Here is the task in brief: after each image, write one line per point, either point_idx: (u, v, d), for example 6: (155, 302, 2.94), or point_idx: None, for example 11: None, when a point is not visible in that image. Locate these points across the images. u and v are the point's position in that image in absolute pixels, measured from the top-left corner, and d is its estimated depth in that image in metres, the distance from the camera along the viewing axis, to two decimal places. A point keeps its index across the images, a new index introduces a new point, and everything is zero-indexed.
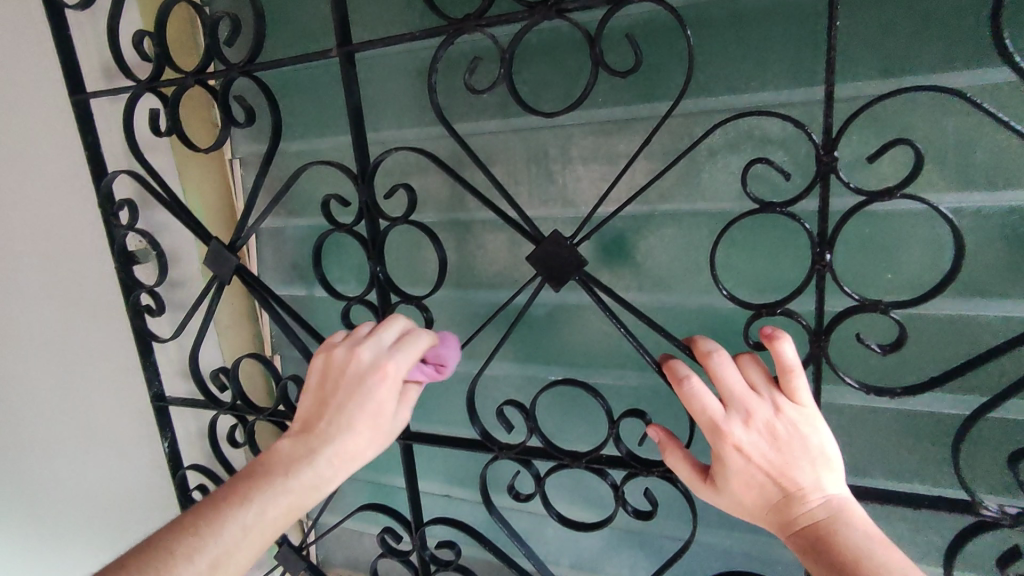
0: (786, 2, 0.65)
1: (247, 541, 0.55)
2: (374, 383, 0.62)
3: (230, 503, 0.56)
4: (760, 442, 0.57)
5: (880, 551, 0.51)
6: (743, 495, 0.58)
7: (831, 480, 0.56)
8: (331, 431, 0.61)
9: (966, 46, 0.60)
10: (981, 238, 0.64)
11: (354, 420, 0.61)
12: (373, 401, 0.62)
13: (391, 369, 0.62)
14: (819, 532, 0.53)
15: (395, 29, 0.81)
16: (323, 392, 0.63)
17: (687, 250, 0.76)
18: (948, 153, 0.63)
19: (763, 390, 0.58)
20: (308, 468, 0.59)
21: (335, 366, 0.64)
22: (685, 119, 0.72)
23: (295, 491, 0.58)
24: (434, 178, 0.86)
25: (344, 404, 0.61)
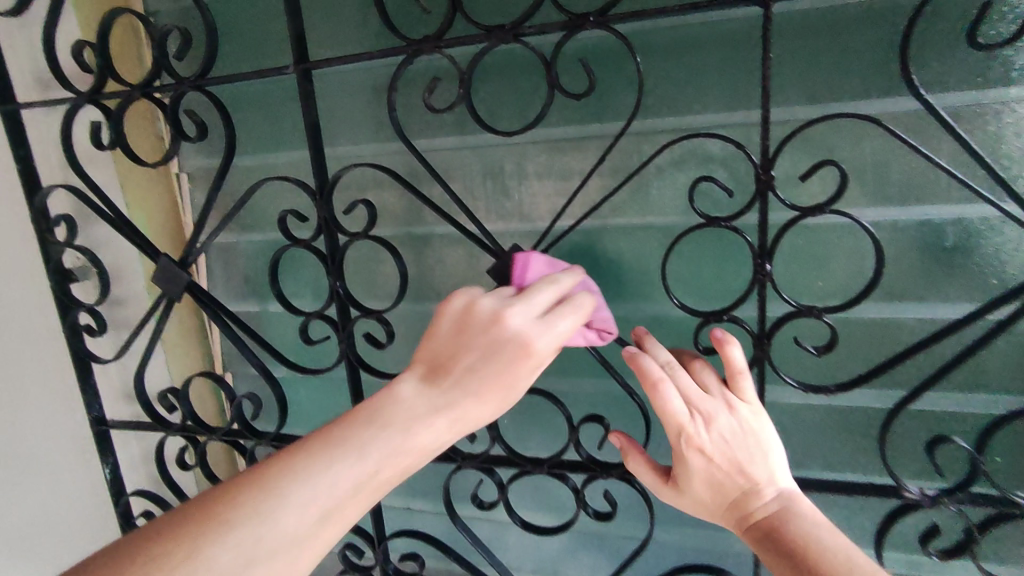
0: (724, 32, 0.70)
1: (342, 482, 0.51)
2: (512, 348, 0.56)
3: (333, 455, 0.52)
4: (718, 443, 0.61)
5: (826, 536, 0.55)
6: (703, 492, 0.62)
7: (778, 472, 0.61)
8: (457, 395, 0.56)
9: (879, 77, 0.67)
10: (898, 249, 0.71)
11: (483, 391, 0.56)
12: (506, 368, 0.56)
13: (529, 336, 0.57)
14: (772, 522, 0.58)
15: (350, 46, 0.82)
16: (450, 361, 0.56)
17: (639, 261, 0.80)
18: (867, 172, 0.69)
19: (712, 390, 0.62)
20: (420, 432, 0.54)
21: (474, 320, 0.57)
22: (635, 138, 0.76)
23: (404, 449, 0.54)
24: (392, 193, 0.87)
25: (473, 365, 0.56)
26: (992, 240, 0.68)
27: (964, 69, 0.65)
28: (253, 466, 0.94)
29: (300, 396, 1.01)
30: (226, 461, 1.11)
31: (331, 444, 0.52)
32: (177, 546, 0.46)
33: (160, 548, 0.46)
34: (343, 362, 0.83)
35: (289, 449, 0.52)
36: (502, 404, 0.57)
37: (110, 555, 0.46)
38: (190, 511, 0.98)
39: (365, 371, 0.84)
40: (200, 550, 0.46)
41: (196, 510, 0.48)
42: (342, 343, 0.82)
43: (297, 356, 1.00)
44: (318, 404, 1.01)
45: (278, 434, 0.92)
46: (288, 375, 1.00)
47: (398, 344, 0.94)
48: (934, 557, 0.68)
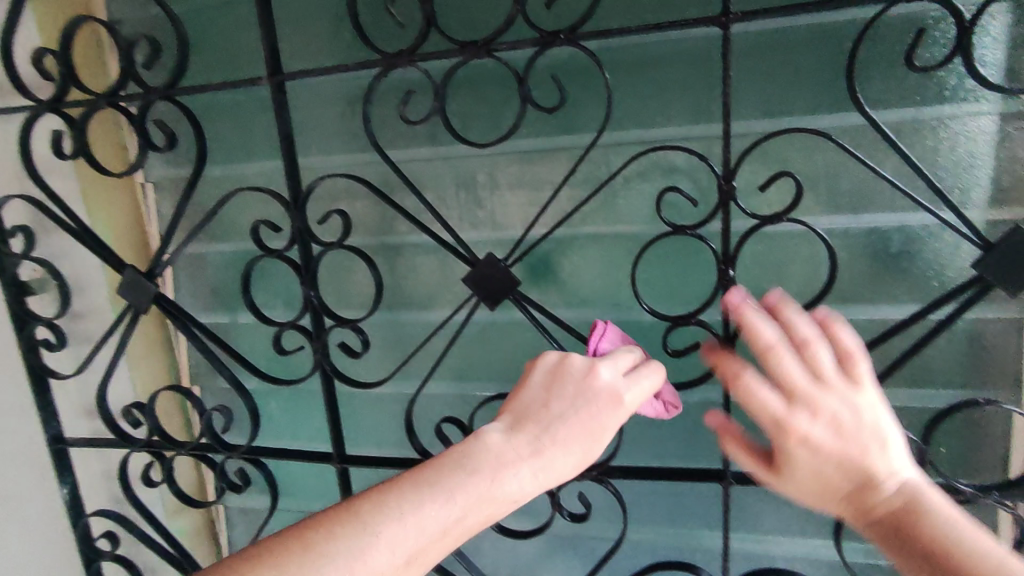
0: (686, 50, 0.73)
1: (433, 524, 0.53)
2: (601, 400, 0.61)
3: (425, 494, 0.54)
4: (829, 431, 0.57)
5: (966, 537, 0.51)
6: (811, 488, 0.58)
7: (902, 465, 0.57)
8: (542, 442, 0.58)
9: (828, 94, 0.71)
10: (849, 254, 0.75)
11: (566, 439, 0.59)
12: (592, 415, 0.60)
13: (613, 391, 0.61)
14: (902, 521, 0.54)
15: (323, 58, 0.83)
16: (541, 408, 0.60)
17: (609, 268, 0.83)
18: (820, 183, 0.74)
19: (825, 378, 0.59)
20: (509, 482, 0.56)
21: (567, 372, 0.62)
22: (603, 150, 0.79)
23: (493, 497, 0.55)
24: (365, 203, 0.88)
25: (565, 414, 0.60)
26: (933, 245, 0.73)
27: (904, 88, 0.70)
28: (223, 480, 0.93)
29: (271, 407, 1.00)
30: (194, 477, 1.08)
31: (430, 483, 0.55)
32: (282, 572, 0.48)
33: (273, 571, 0.48)
34: (318, 371, 0.83)
35: (382, 486, 0.55)
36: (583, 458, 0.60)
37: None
38: (155, 529, 0.96)
39: (339, 381, 0.84)
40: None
41: (295, 533, 0.51)
42: (317, 352, 0.82)
43: (268, 367, 0.99)
44: (290, 415, 1.00)
45: (250, 446, 0.91)
46: (258, 387, 0.99)
47: (372, 353, 0.94)
48: None
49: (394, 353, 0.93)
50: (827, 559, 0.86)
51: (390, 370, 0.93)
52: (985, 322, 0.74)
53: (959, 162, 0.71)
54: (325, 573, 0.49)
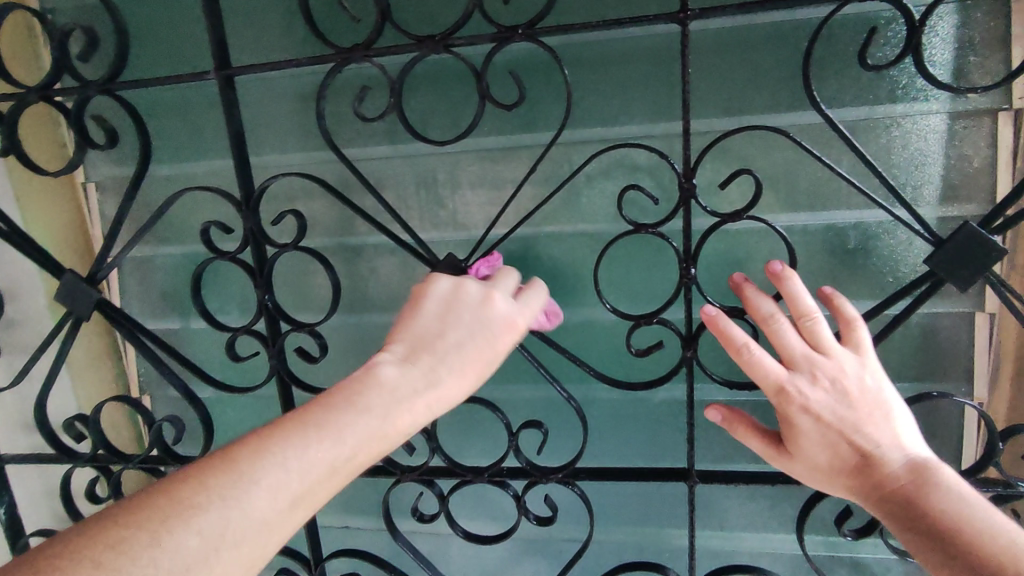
0: (646, 47, 0.73)
1: (319, 467, 0.49)
2: (498, 331, 0.58)
3: (312, 437, 0.50)
4: (830, 401, 0.60)
5: (976, 511, 0.54)
6: (820, 463, 0.61)
7: (905, 436, 0.60)
8: (439, 374, 0.55)
9: (785, 93, 0.72)
10: (807, 252, 0.76)
11: (463, 369, 0.56)
12: (487, 346, 0.57)
13: (508, 318, 0.59)
14: (908, 494, 0.57)
15: (275, 52, 0.80)
16: (434, 340, 0.56)
17: (572, 268, 0.82)
18: (778, 181, 0.75)
19: (832, 349, 0.61)
20: (400, 416, 0.53)
21: (461, 301, 0.59)
22: (565, 149, 0.78)
23: (384, 430, 0.52)
24: (322, 202, 0.85)
25: (461, 342, 0.57)
26: (888, 242, 0.74)
27: (858, 87, 0.71)
28: None
29: (227, 416, 0.96)
30: (145, 490, 1.04)
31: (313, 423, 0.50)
32: (140, 531, 0.43)
33: (129, 530, 0.43)
34: (274, 378, 0.80)
35: (263, 432, 0.50)
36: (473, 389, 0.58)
37: (63, 543, 0.42)
38: None
39: (296, 387, 0.81)
40: (165, 535, 0.43)
41: (162, 490, 0.45)
42: (272, 359, 0.79)
43: (223, 375, 0.95)
44: (247, 424, 0.96)
45: (202, 458, 0.87)
46: (213, 395, 0.95)
47: (331, 357, 0.91)
48: (850, 538, 0.73)
49: (355, 357, 0.91)
50: (791, 552, 0.87)
51: (351, 375, 0.91)
52: (938, 316, 0.76)
53: (911, 160, 0.72)
54: (193, 529, 0.44)
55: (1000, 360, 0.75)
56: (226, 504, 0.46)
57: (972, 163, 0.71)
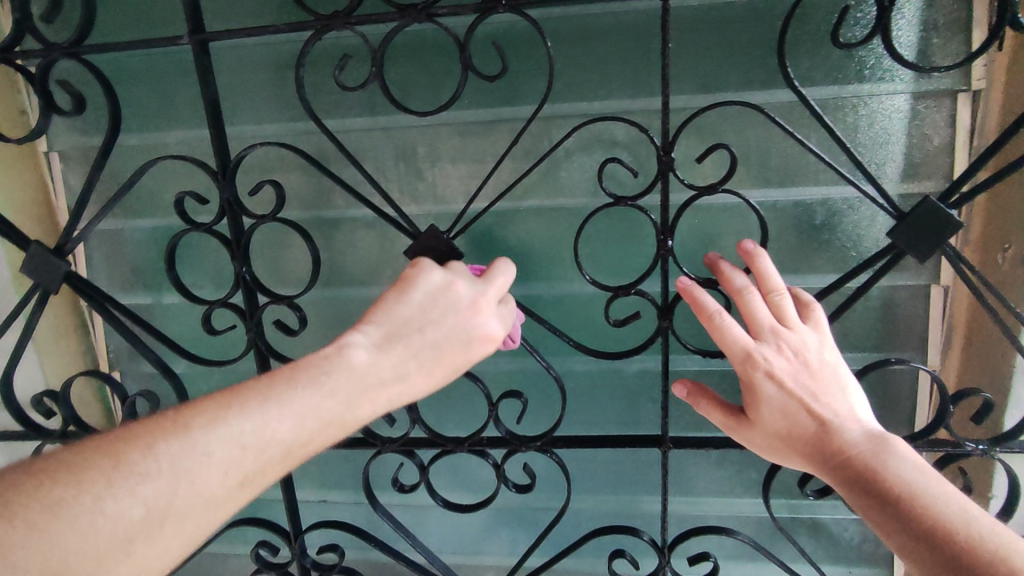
0: (625, 22, 0.74)
1: (275, 445, 0.49)
2: (476, 338, 0.58)
3: (270, 410, 0.49)
4: (792, 369, 0.63)
5: (931, 481, 0.56)
6: (780, 432, 0.63)
7: (861, 412, 0.63)
8: (410, 366, 0.55)
9: (759, 71, 0.74)
10: (778, 226, 0.79)
11: (431, 367, 0.56)
12: (460, 353, 0.58)
13: (491, 328, 0.59)
14: (864, 461, 0.59)
15: (249, 18, 0.78)
16: (409, 343, 0.56)
17: (551, 242, 0.83)
18: (751, 157, 0.77)
19: (796, 323, 0.64)
20: (360, 410, 0.54)
21: (446, 299, 0.58)
22: (545, 123, 0.79)
23: (342, 420, 0.53)
24: (299, 174, 0.84)
25: (438, 342, 0.56)
26: (853, 217, 0.78)
27: (829, 65, 0.73)
28: None
29: (202, 391, 0.95)
30: None
31: (274, 390, 0.50)
32: (79, 487, 0.42)
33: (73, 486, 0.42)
34: (251, 351, 0.79)
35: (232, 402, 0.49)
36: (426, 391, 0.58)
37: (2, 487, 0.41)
38: None
39: (275, 360, 0.81)
40: (110, 493, 0.43)
41: (119, 442, 0.45)
42: (250, 331, 0.79)
43: (199, 349, 0.94)
44: None
45: None
46: (188, 370, 0.94)
47: (310, 331, 0.91)
48: (811, 497, 0.77)
49: (333, 331, 0.91)
50: (756, 514, 0.91)
51: (329, 348, 0.90)
52: (898, 289, 0.80)
53: (876, 138, 0.75)
54: (136, 496, 0.43)
55: (953, 331, 0.80)
56: (177, 464, 0.45)
57: (932, 141, 0.75)
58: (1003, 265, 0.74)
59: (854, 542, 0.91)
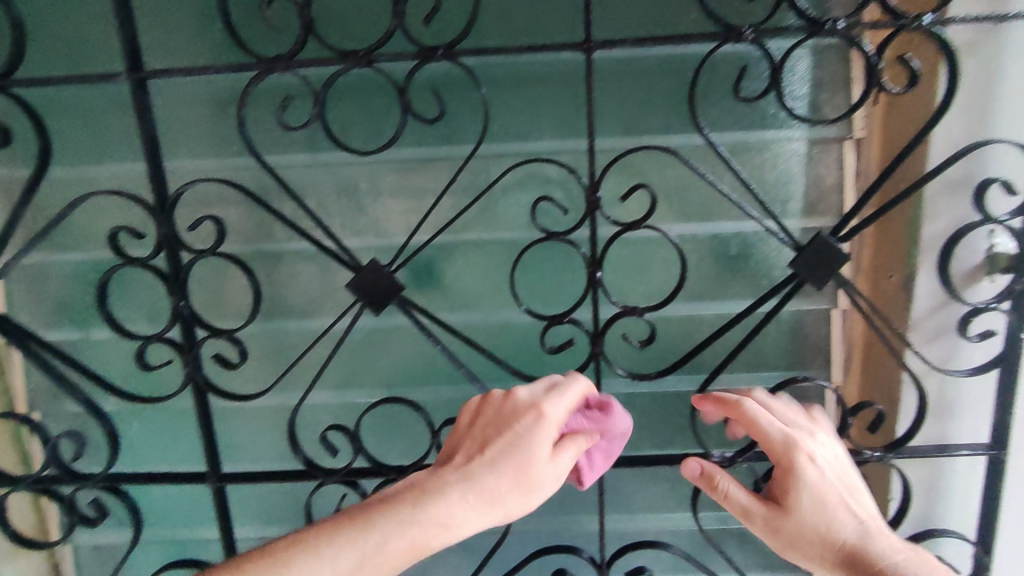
0: (554, 70, 0.80)
1: (355, 555, 0.62)
2: (529, 450, 0.67)
3: (347, 530, 0.63)
4: (831, 459, 0.74)
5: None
6: (800, 528, 0.72)
7: (873, 511, 0.73)
8: (472, 468, 0.67)
9: (675, 117, 0.82)
10: (697, 257, 0.87)
11: (499, 466, 0.66)
12: (524, 446, 0.67)
13: (552, 413, 0.69)
14: (889, 561, 0.69)
15: (188, 56, 0.79)
16: (473, 460, 0.67)
17: (489, 273, 0.87)
18: (671, 194, 0.85)
19: (823, 417, 0.78)
20: (433, 506, 0.64)
21: (503, 401, 0.70)
22: (482, 161, 0.83)
23: (417, 522, 0.63)
24: (238, 208, 0.85)
25: (492, 437, 0.68)
26: (763, 249, 0.86)
27: (735, 114, 0.82)
28: (73, 514, 0.84)
29: (133, 430, 0.92)
30: (32, 514, 0.97)
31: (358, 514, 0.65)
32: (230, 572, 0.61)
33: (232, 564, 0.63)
34: (189, 386, 0.79)
35: (334, 529, 0.63)
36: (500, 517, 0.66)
37: None
38: None
39: (214, 394, 0.80)
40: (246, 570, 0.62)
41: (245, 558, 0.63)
42: (188, 366, 0.78)
43: (130, 386, 0.91)
44: (154, 436, 0.92)
45: (107, 474, 0.83)
46: (118, 407, 0.91)
47: (249, 364, 0.90)
48: None
49: (273, 364, 0.90)
50: (688, 528, 0.97)
51: (270, 381, 0.90)
52: (803, 312, 0.88)
53: (780, 179, 0.84)
54: None
55: (853, 349, 0.89)
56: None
57: (826, 181, 0.84)
58: (889, 289, 0.82)
59: (777, 549, 0.98)
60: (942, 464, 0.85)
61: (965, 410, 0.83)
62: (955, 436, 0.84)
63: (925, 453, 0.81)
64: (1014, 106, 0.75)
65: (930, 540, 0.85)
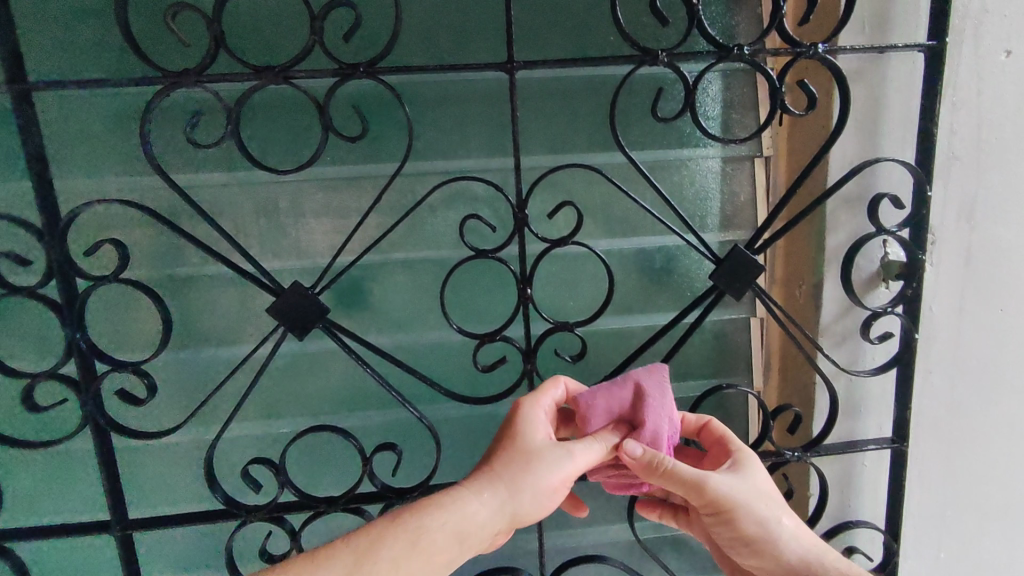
0: (479, 89, 0.80)
1: (356, 555, 0.58)
2: (528, 440, 0.65)
3: (356, 537, 0.60)
4: None
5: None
6: (766, 530, 0.69)
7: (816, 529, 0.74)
8: (478, 466, 0.65)
9: (597, 136, 0.84)
10: (624, 271, 0.89)
11: (500, 459, 0.65)
12: (519, 437, 0.65)
13: (540, 406, 0.68)
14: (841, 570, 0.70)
15: (83, 68, 0.73)
16: (487, 463, 0.65)
17: (419, 293, 0.86)
18: (597, 211, 0.87)
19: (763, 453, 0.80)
20: (437, 502, 0.62)
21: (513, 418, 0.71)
22: (409, 179, 0.82)
23: (422, 521, 0.60)
24: (144, 230, 0.79)
25: (498, 436, 0.67)
26: (684, 261, 0.89)
27: (654, 133, 0.86)
28: None
29: (20, 478, 0.83)
30: None
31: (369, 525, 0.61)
32: None
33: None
34: (88, 426, 0.72)
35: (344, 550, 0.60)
36: (510, 515, 0.62)
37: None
38: None
39: (117, 434, 0.73)
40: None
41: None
42: (87, 405, 0.71)
43: (16, 430, 0.82)
44: (48, 485, 0.83)
45: None
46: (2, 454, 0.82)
47: (159, 398, 0.84)
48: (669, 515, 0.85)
49: (187, 397, 0.84)
50: (626, 539, 0.98)
51: (184, 415, 0.84)
52: (724, 321, 0.92)
53: (698, 194, 0.88)
54: None
55: (770, 354, 0.94)
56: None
57: (740, 197, 0.89)
58: (800, 297, 0.90)
59: (710, 552, 1.01)
60: (854, 459, 0.91)
61: (871, 407, 0.89)
62: (863, 432, 0.90)
63: (839, 450, 0.85)
64: (898, 128, 0.82)
65: (846, 532, 0.90)
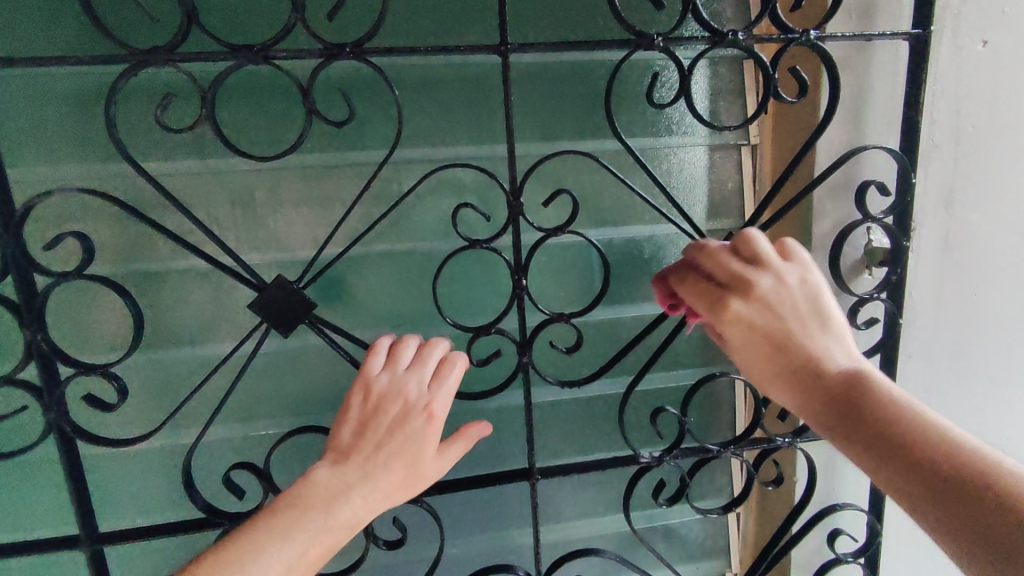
0: (467, 73, 0.77)
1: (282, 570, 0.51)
2: (424, 458, 0.61)
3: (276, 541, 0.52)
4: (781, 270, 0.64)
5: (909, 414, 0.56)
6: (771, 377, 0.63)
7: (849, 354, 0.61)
8: (368, 467, 0.59)
9: (587, 123, 0.82)
10: (615, 260, 0.88)
11: (392, 464, 0.59)
12: (415, 439, 0.60)
13: (433, 397, 0.62)
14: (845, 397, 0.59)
15: (37, 45, 0.67)
16: (368, 466, 0.59)
17: (406, 285, 0.82)
18: (587, 200, 0.85)
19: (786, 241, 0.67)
20: (342, 507, 0.56)
21: (370, 390, 0.62)
22: (395, 168, 0.79)
23: (335, 528, 0.55)
24: (109, 222, 0.73)
25: (385, 427, 0.60)
26: (674, 251, 0.89)
27: (644, 120, 0.85)
28: None
29: None
30: None
31: (266, 526, 0.53)
32: None
33: None
34: (52, 435, 0.66)
35: (228, 538, 0.52)
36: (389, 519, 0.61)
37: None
38: None
39: (84, 442, 0.68)
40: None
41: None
42: (50, 412, 0.66)
43: None
44: (6, 499, 0.77)
45: None
46: None
47: (129, 403, 0.78)
48: (664, 505, 0.84)
49: (159, 400, 0.79)
50: (619, 530, 0.97)
51: (157, 420, 0.79)
52: None
53: (685, 183, 0.88)
54: None
55: None
56: None
57: (727, 185, 0.89)
58: None
59: (700, 539, 1.01)
60: None
61: None
62: None
63: None
64: (882, 116, 0.83)
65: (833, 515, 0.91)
